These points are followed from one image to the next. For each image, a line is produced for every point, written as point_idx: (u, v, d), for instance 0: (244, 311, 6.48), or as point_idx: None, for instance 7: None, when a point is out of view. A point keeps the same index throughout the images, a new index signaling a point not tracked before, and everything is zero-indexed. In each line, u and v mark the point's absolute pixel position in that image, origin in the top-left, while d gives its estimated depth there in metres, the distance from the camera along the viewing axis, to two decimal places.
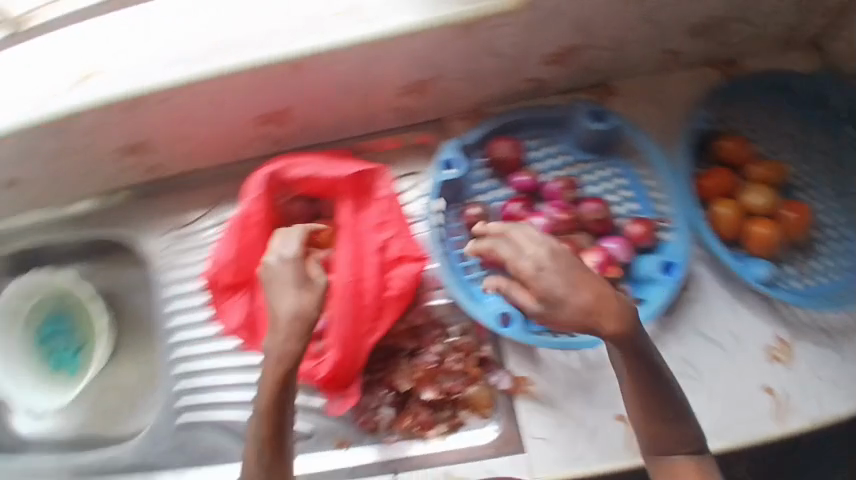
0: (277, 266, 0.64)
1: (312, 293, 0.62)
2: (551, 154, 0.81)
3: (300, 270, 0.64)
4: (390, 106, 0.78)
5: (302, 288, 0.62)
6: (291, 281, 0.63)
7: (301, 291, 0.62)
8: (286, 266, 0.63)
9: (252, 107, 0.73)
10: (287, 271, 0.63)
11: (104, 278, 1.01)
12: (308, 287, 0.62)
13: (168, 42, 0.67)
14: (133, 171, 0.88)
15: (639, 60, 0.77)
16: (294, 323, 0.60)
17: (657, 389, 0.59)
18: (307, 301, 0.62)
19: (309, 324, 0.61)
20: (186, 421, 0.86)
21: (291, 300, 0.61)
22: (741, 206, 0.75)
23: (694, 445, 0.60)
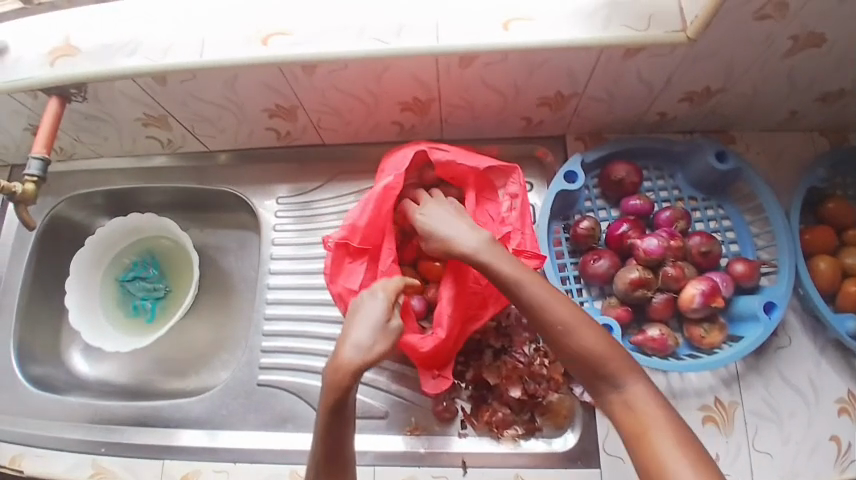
0: (363, 304, 0.68)
1: (383, 335, 0.65)
2: (665, 187, 0.87)
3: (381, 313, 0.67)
4: (524, 114, 0.85)
5: (377, 327, 0.65)
6: (365, 321, 0.66)
7: (375, 329, 0.65)
8: (369, 306, 0.68)
9: (403, 91, 0.80)
10: (371, 311, 0.67)
11: (200, 234, 1.08)
12: (381, 330, 0.65)
13: (350, 17, 0.73)
14: (266, 134, 0.94)
15: (763, 115, 0.83)
16: (351, 356, 0.62)
17: (536, 313, 0.64)
18: (372, 340, 0.64)
19: (367, 363, 0.62)
20: (265, 381, 0.89)
21: (359, 336, 0.64)
22: (839, 264, 0.79)
23: (635, 376, 0.59)
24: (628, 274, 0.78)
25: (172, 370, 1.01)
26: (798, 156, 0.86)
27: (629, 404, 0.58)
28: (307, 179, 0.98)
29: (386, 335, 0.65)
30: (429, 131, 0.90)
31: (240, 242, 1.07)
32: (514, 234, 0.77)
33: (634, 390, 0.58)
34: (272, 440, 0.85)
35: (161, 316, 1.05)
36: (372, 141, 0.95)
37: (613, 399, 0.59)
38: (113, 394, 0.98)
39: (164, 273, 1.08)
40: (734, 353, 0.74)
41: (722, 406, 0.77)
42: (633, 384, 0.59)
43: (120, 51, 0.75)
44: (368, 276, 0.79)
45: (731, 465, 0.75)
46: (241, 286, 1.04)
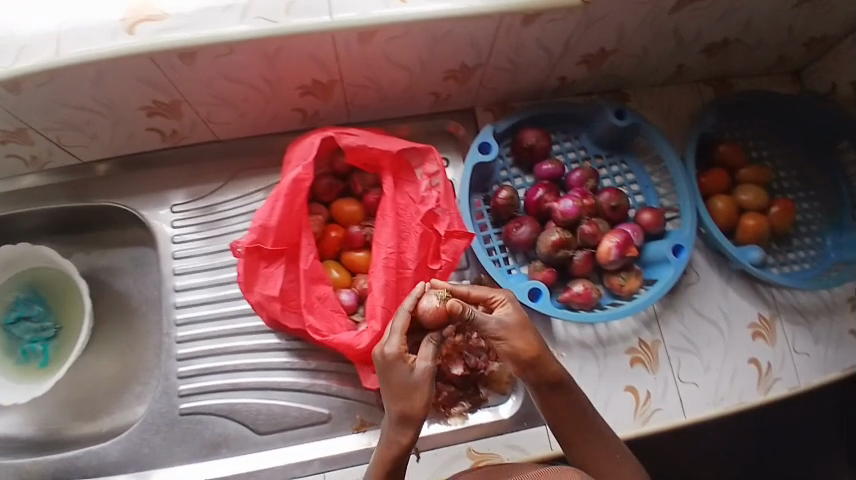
0: (381, 370, 0.55)
1: (418, 388, 0.54)
2: (572, 148, 0.89)
3: (402, 371, 0.54)
4: (432, 89, 0.83)
5: (408, 385, 0.54)
6: (395, 389, 0.54)
7: (407, 390, 0.54)
8: (389, 374, 0.54)
9: (301, 75, 0.74)
10: (390, 376, 0.54)
11: (87, 259, 0.95)
12: (412, 386, 0.54)
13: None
14: (148, 135, 0.84)
15: (654, 71, 0.88)
16: (400, 424, 0.55)
17: (574, 415, 0.60)
18: (415, 403, 0.54)
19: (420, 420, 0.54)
20: (189, 408, 0.81)
21: (399, 405, 0.54)
22: (735, 202, 0.87)
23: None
24: (549, 236, 0.79)
25: (79, 413, 0.89)
26: (689, 106, 0.92)
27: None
28: (205, 182, 0.89)
29: (419, 387, 0.54)
30: (335, 114, 0.85)
31: (135, 261, 0.95)
32: (442, 215, 0.75)
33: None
34: (209, 469, 0.78)
35: (57, 359, 0.92)
36: (274, 131, 0.87)
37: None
38: (17, 451, 0.86)
39: (50, 308, 0.94)
40: (651, 296, 0.78)
41: (646, 346, 0.82)
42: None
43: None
44: (288, 278, 0.74)
45: (661, 399, 0.80)
46: (144, 310, 0.93)
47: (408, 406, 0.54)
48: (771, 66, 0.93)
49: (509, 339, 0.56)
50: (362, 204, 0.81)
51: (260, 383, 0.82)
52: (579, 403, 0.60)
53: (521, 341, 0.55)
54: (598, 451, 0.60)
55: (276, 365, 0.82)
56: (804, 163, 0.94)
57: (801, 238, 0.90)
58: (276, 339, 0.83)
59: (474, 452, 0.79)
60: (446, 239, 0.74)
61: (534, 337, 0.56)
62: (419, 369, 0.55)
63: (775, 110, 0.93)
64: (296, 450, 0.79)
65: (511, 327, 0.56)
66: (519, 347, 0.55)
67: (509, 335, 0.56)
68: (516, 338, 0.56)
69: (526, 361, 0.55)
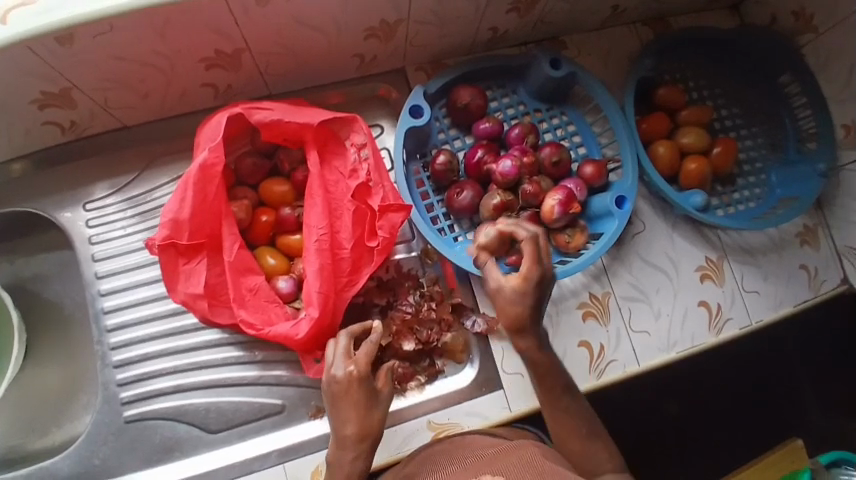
0: (350, 389, 0.57)
1: (381, 406, 0.58)
2: (511, 103, 0.87)
3: (370, 389, 0.58)
4: (355, 51, 0.78)
5: (375, 403, 0.58)
6: (360, 407, 0.57)
7: (374, 410, 0.58)
8: (357, 389, 0.57)
9: (204, 46, 0.68)
10: (356, 392, 0.57)
11: (12, 268, 0.87)
12: (378, 403, 0.58)
13: None
14: (46, 130, 0.75)
15: (582, 17, 0.86)
16: (349, 449, 0.57)
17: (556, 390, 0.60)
18: (375, 416, 0.58)
19: (375, 440, 0.57)
20: (134, 415, 0.76)
21: (359, 425, 0.57)
22: (676, 145, 0.88)
23: (611, 464, 0.59)
24: (491, 200, 0.78)
25: (23, 433, 0.82)
26: (625, 49, 0.92)
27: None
28: (120, 172, 0.81)
29: (381, 405, 0.58)
30: (253, 87, 0.79)
31: (58, 267, 0.87)
32: (375, 187, 0.72)
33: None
34: (167, 473, 0.74)
35: None
36: (190, 110, 0.80)
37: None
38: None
39: None
40: (598, 251, 0.78)
41: (597, 300, 0.83)
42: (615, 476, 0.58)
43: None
44: (213, 272, 0.70)
45: (616, 350, 0.82)
46: (76, 318, 0.86)
47: (367, 424, 0.57)
48: (707, 2, 0.93)
49: (497, 301, 0.58)
50: (291, 183, 0.76)
51: (205, 381, 0.77)
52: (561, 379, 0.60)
53: (508, 306, 0.57)
54: (570, 431, 0.59)
55: (224, 359, 0.77)
56: (748, 96, 0.95)
57: (746, 177, 0.92)
58: (221, 332, 0.78)
59: (434, 423, 0.76)
60: (380, 215, 0.71)
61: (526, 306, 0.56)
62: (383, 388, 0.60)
63: (717, 45, 0.93)
64: (254, 444, 0.75)
65: (502, 292, 0.57)
66: (505, 311, 0.57)
67: (500, 298, 0.57)
68: (503, 302, 0.57)
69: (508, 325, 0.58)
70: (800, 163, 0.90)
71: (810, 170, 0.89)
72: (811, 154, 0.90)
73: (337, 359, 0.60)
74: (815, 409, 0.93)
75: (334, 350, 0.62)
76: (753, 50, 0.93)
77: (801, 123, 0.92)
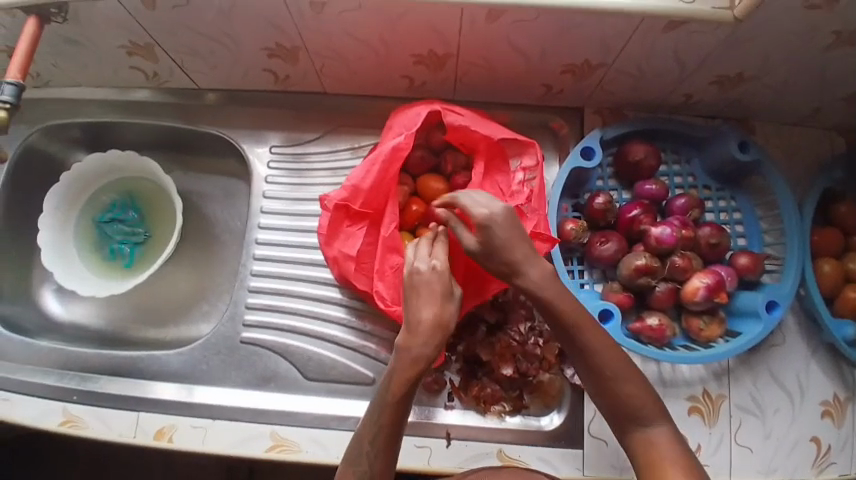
0: (423, 280, 0.58)
1: (455, 302, 0.57)
2: (680, 172, 0.83)
3: (442, 280, 0.58)
4: (545, 81, 0.80)
5: (445, 295, 0.57)
6: (433, 297, 0.57)
7: (447, 301, 0.57)
8: (428, 282, 0.57)
9: (421, 44, 0.74)
10: (429, 282, 0.58)
11: (184, 178, 1.00)
12: (450, 296, 0.57)
13: None
14: (262, 75, 0.86)
15: (790, 107, 0.81)
16: (426, 334, 0.55)
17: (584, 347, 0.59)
18: (447, 310, 0.57)
19: (446, 333, 0.56)
20: (249, 338, 0.85)
21: (432, 312, 0.56)
22: (845, 268, 0.80)
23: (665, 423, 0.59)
24: (633, 260, 0.74)
25: (152, 321, 0.95)
26: (816, 154, 0.85)
27: (650, 442, 0.58)
28: (303, 129, 0.91)
29: (450, 297, 0.57)
30: (441, 88, 0.84)
31: (224, 190, 0.99)
32: (529, 213, 0.73)
33: (659, 431, 0.58)
34: (258, 400, 0.81)
35: (140, 264, 0.98)
36: (378, 94, 0.88)
37: (634, 434, 0.59)
38: (89, 340, 0.94)
39: (144, 217, 1.00)
40: (732, 350, 0.72)
41: (710, 398, 0.77)
42: (659, 426, 0.58)
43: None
44: (367, 241, 0.75)
45: (711, 456, 0.76)
46: (222, 239, 0.98)
47: (438, 317, 0.56)
48: None
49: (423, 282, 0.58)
50: (449, 184, 0.80)
51: (312, 335, 0.84)
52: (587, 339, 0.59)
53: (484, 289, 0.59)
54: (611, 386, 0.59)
55: (333, 320, 0.84)
56: None
57: None
58: (339, 294, 0.85)
59: (504, 454, 0.76)
60: (528, 239, 0.72)
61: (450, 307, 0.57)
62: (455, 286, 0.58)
63: None
64: (337, 403, 0.81)
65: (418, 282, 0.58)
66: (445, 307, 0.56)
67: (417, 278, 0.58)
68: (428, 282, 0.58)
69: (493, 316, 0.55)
70: None
71: None
72: None
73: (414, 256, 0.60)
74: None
75: (413, 253, 0.62)
76: None
77: None
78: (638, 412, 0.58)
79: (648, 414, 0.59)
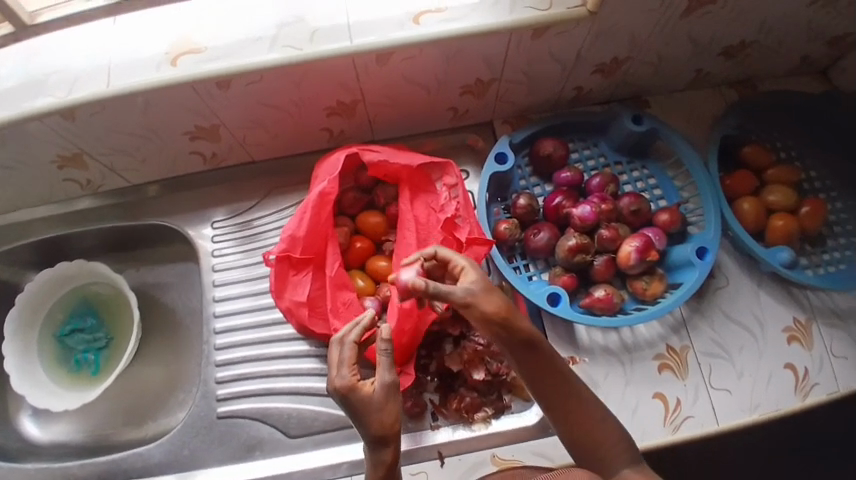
0: (345, 399, 0.58)
1: (380, 411, 0.57)
2: (591, 156, 0.91)
3: (362, 397, 0.58)
4: (450, 104, 0.87)
5: (371, 409, 0.57)
6: (361, 414, 0.58)
7: (374, 413, 0.57)
8: (352, 399, 0.58)
9: (328, 97, 0.80)
10: (354, 404, 0.58)
11: (138, 275, 1.03)
12: (375, 411, 0.57)
13: (245, 20, 0.75)
14: (191, 158, 0.91)
15: (671, 77, 0.90)
16: (372, 447, 0.58)
17: (556, 381, 0.61)
18: (381, 420, 0.57)
19: (395, 435, 0.58)
20: (226, 412, 0.85)
21: (366, 429, 0.57)
22: (762, 204, 0.86)
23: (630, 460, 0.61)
24: (566, 242, 0.80)
25: (129, 420, 0.95)
26: (710, 111, 0.93)
27: None
28: (241, 199, 0.95)
29: (375, 407, 0.57)
30: (360, 132, 0.91)
31: (179, 276, 1.02)
32: (462, 223, 0.79)
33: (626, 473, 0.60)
34: (246, 470, 0.81)
35: (107, 367, 0.98)
36: (305, 150, 0.93)
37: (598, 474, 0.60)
38: (68, 455, 0.92)
39: (102, 321, 1.01)
40: (677, 300, 0.77)
41: (675, 352, 0.80)
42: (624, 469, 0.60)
43: (26, 93, 0.74)
44: (316, 285, 0.79)
45: (692, 406, 0.78)
46: (184, 324, 1.00)
47: (376, 431, 0.57)
48: (796, 67, 0.93)
49: (348, 405, 0.59)
50: (386, 215, 0.85)
51: (288, 392, 0.85)
52: (557, 369, 0.61)
53: (491, 304, 0.60)
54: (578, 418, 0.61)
55: (306, 372, 0.85)
56: (836, 157, 0.93)
57: (836, 239, 0.88)
58: (307, 346, 0.87)
59: (498, 458, 0.77)
60: (467, 246, 0.77)
61: (376, 419, 0.57)
62: (375, 391, 0.58)
63: (803, 109, 0.93)
64: (326, 452, 0.81)
65: (342, 398, 0.59)
66: (370, 422, 0.57)
67: (341, 400, 0.59)
68: (352, 406, 0.58)
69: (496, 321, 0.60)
70: None
71: None
72: None
73: (335, 370, 0.61)
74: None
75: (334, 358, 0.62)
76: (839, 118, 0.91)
77: None
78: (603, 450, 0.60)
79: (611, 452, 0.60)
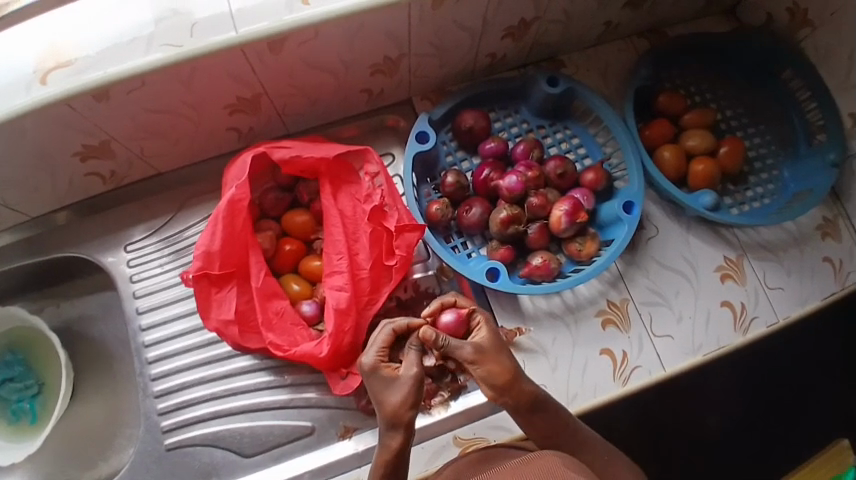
0: (368, 377, 0.61)
1: (400, 392, 0.59)
2: (514, 123, 0.89)
3: (385, 378, 0.60)
4: (363, 86, 0.83)
5: (392, 390, 0.60)
6: (381, 392, 0.60)
7: (391, 394, 0.59)
8: (374, 377, 0.61)
9: (226, 94, 0.74)
10: (377, 382, 0.61)
11: (58, 312, 0.94)
12: (395, 390, 0.59)
13: (115, 20, 0.67)
14: (88, 179, 0.83)
15: (581, 32, 0.88)
16: (387, 432, 0.60)
17: (560, 421, 0.64)
18: (393, 403, 0.59)
19: (405, 424, 0.59)
20: (174, 442, 0.80)
21: (385, 409, 0.59)
22: (683, 151, 0.88)
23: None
24: (498, 214, 0.78)
25: (74, 466, 0.88)
26: (624, 63, 0.93)
27: None
28: (155, 216, 0.88)
29: (397, 391, 0.59)
30: (271, 128, 0.85)
31: (103, 307, 0.94)
32: (389, 211, 0.76)
33: None
34: None
35: (46, 414, 0.91)
36: (216, 154, 0.87)
37: None
38: None
39: (30, 367, 0.93)
40: (609, 257, 0.77)
41: (616, 306, 0.82)
42: None
43: None
44: (242, 299, 0.75)
45: (638, 356, 0.80)
46: (119, 356, 0.93)
47: (390, 410, 0.59)
48: (701, 8, 0.94)
49: (373, 386, 0.61)
50: (311, 212, 0.81)
51: (238, 411, 0.81)
52: (561, 416, 0.64)
53: (494, 363, 0.61)
54: (585, 456, 0.63)
55: (253, 387, 0.81)
56: (749, 94, 0.95)
57: (757, 175, 0.92)
58: (251, 359, 0.83)
59: (460, 438, 0.77)
60: (397, 235, 0.75)
61: (394, 399, 0.59)
62: (399, 376, 0.60)
63: (712, 50, 0.94)
64: (286, 465, 0.78)
65: (371, 377, 0.61)
66: (386, 402, 0.59)
67: (369, 380, 0.61)
68: (377, 387, 0.61)
69: (499, 384, 0.61)
70: (812, 155, 0.89)
71: (821, 165, 0.87)
72: (823, 149, 0.88)
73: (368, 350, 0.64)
74: (824, 417, 0.94)
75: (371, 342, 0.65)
76: (746, 55, 0.93)
77: (809, 116, 0.90)
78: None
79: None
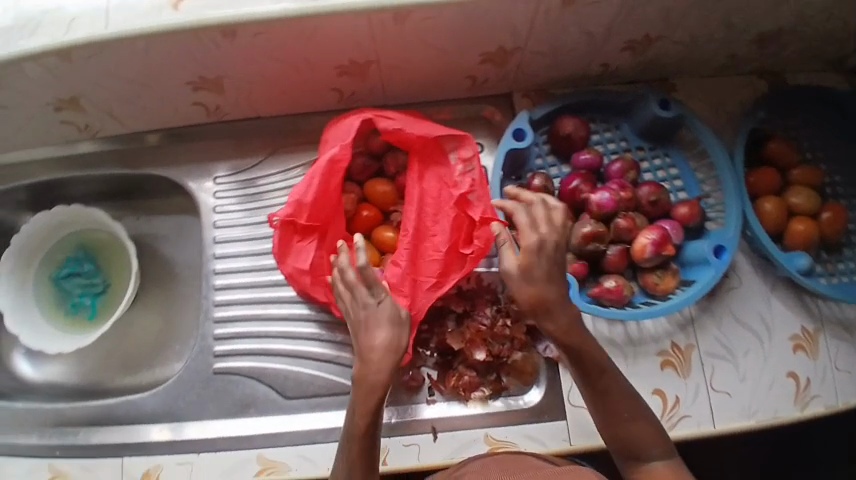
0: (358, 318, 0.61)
1: (389, 335, 0.59)
2: (612, 139, 0.87)
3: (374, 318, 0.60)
4: (469, 72, 0.82)
5: (381, 331, 0.59)
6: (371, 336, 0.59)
7: (383, 338, 0.58)
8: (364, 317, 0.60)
9: (340, 54, 0.76)
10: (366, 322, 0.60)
11: (136, 224, 1.00)
12: (387, 333, 0.59)
13: None
14: (194, 109, 0.87)
15: (702, 60, 0.85)
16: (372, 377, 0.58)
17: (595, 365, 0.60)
18: (386, 344, 0.58)
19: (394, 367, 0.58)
20: (222, 368, 0.85)
21: (373, 351, 0.58)
22: (784, 205, 0.83)
23: (664, 448, 0.60)
24: (581, 228, 0.77)
25: (120, 368, 0.95)
26: (739, 101, 0.89)
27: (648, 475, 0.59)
28: (246, 155, 0.92)
29: (389, 330, 0.59)
30: (371, 95, 0.86)
31: (179, 229, 1.00)
32: (475, 201, 0.76)
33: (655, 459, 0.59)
34: (238, 428, 0.82)
35: (104, 312, 0.98)
36: (314, 110, 0.90)
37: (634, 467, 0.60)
38: (63, 397, 0.92)
39: (100, 267, 1.00)
40: (687, 298, 0.75)
41: (679, 350, 0.79)
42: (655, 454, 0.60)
43: None
44: (319, 252, 0.78)
45: (690, 406, 0.78)
46: (182, 277, 0.98)
47: (380, 355, 0.58)
48: (835, 59, 0.88)
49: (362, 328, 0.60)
50: (395, 185, 0.82)
51: (285, 356, 0.84)
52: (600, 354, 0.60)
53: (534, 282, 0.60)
54: (622, 406, 0.60)
55: (303, 337, 0.85)
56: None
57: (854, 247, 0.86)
58: (307, 310, 0.86)
59: (491, 438, 0.77)
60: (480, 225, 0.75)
61: (387, 342, 0.58)
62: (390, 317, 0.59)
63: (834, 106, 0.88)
64: (319, 416, 0.81)
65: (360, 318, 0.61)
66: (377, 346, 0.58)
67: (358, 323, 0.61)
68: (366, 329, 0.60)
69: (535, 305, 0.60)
70: None
71: None
72: None
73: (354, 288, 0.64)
74: None
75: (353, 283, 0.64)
76: None
77: None
78: (644, 436, 0.60)
79: (647, 435, 0.60)
